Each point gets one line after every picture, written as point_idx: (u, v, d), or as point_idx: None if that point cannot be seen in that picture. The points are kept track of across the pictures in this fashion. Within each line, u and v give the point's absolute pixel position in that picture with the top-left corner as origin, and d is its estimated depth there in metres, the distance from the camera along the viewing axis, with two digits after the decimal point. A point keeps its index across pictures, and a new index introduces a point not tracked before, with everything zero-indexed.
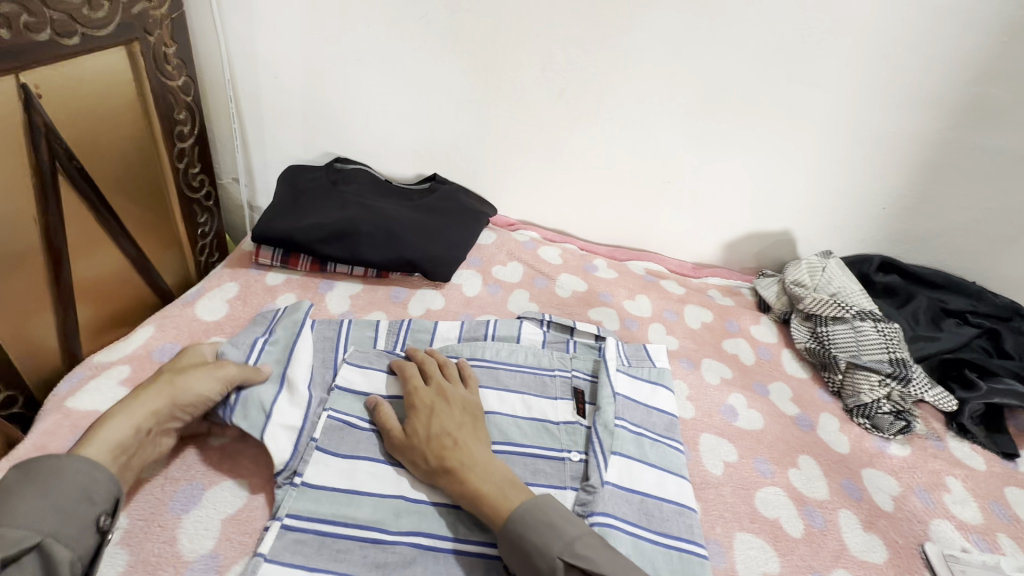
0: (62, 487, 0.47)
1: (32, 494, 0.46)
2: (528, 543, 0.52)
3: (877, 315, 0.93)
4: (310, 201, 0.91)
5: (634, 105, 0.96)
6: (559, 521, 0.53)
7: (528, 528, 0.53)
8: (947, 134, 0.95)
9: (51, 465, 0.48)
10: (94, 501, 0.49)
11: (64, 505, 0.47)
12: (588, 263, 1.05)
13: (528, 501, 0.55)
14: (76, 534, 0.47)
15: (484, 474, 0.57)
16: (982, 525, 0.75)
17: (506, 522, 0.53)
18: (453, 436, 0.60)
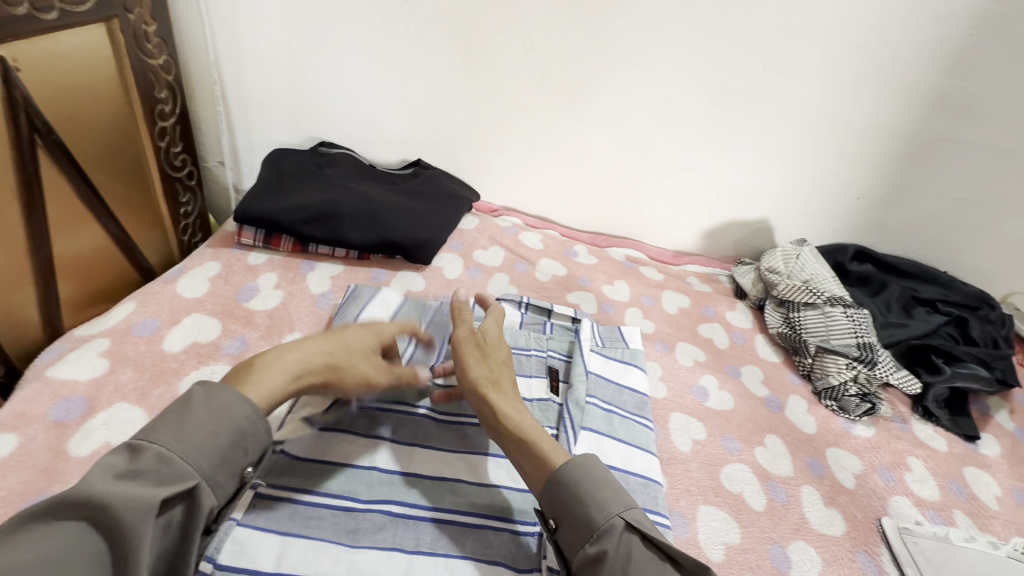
0: (224, 430, 0.45)
1: (198, 431, 0.44)
2: (589, 494, 0.52)
3: (848, 301, 0.95)
4: (293, 183, 0.92)
5: (614, 93, 0.98)
6: (614, 483, 0.54)
7: (588, 480, 0.53)
8: (917, 125, 0.97)
9: (218, 403, 0.46)
10: (246, 451, 0.47)
11: (224, 451, 0.45)
12: (569, 249, 1.07)
13: (586, 458, 0.56)
14: (223, 480, 0.45)
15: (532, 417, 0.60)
16: (940, 501, 0.78)
17: (566, 467, 0.54)
18: (513, 381, 0.64)
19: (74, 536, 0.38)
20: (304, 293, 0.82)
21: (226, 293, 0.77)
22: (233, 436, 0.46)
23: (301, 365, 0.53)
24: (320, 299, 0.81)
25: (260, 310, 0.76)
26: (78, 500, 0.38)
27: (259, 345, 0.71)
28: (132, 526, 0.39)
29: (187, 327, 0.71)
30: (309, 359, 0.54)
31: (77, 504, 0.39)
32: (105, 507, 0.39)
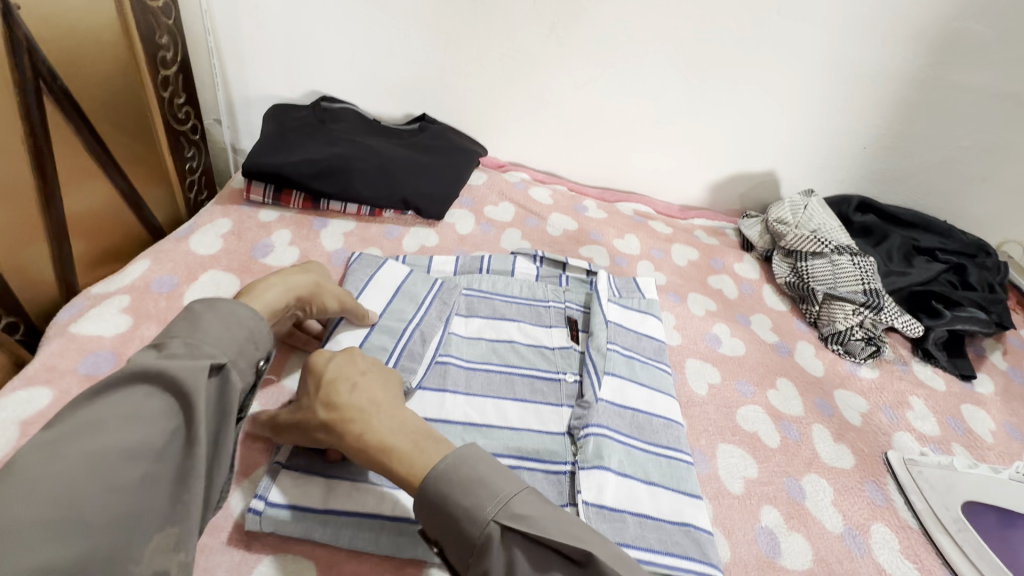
0: (237, 325, 0.49)
1: (216, 327, 0.48)
2: (455, 502, 0.45)
3: (854, 250, 0.96)
4: (298, 138, 0.90)
5: (625, 42, 0.95)
6: (493, 477, 0.46)
7: (455, 487, 0.45)
8: (928, 71, 0.97)
9: (222, 310, 0.49)
10: (257, 346, 0.50)
11: (241, 341, 0.49)
12: (578, 204, 1.07)
13: (450, 456, 0.47)
14: (246, 368, 0.48)
15: (388, 425, 0.50)
16: (939, 435, 0.82)
17: (427, 482, 0.46)
18: (352, 382, 0.52)
19: (132, 403, 0.41)
20: (319, 250, 0.81)
21: (241, 250, 0.76)
22: (247, 333, 0.49)
23: (292, 285, 0.61)
24: (334, 257, 0.80)
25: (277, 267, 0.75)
26: (132, 374, 0.42)
27: None
28: (185, 388, 0.42)
29: (204, 284, 0.70)
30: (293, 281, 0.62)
31: (132, 377, 0.42)
32: (157, 378, 0.42)
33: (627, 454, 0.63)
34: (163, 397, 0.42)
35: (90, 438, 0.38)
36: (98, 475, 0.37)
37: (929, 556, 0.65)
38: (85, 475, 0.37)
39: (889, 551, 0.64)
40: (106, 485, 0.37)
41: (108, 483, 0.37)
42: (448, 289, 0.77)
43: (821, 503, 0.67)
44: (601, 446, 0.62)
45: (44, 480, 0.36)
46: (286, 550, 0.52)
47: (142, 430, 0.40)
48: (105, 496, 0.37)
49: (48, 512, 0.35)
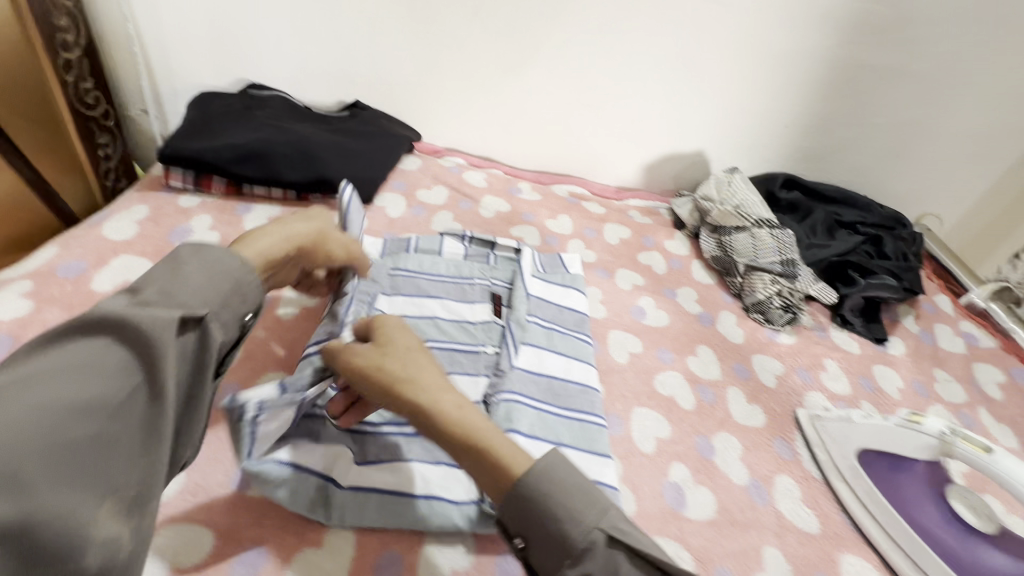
0: (221, 274, 0.44)
1: (197, 278, 0.42)
2: (557, 503, 0.43)
3: (773, 223, 1.01)
4: (222, 124, 0.89)
5: (547, 25, 0.97)
6: (587, 485, 0.45)
7: (555, 488, 0.44)
8: (837, 50, 1.01)
9: (207, 259, 0.44)
10: (245, 300, 0.45)
11: (225, 291, 0.43)
12: (513, 186, 1.09)
13: (546, 458, 0.45)
14: (229, 323, 0.44)
15: (481, 415, 0.46)
16: (849, 394, 0.87)
17: (528, 480, 0.43)
18: (437, 362, 0.49)
19: (89, 355, 0.36)
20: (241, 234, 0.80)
21: (157, 235, 0.76)
22: (233, 285, 0.44)
23: (291, 234, 0.55)
24: None
25: None
26: (92, 321, 0.37)
27: None
28: (153, 342, 0.38)
29: (115, 268, 0.70)
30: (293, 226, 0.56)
31: (94, 324, 0.37)
32: (123, 328, 0.37)
33: (538, 418, 0.66)
34: (128, 349, 0.37)
35: (39, 390, 0.34)
36: (49, 428, 0.33)
37: (828, 503, 0.69)
38: (34, 426, 0.32)
39: (790, 501, 0.68)
40: (59, 440, 0.33)
41: (61, 438, 0.33)
42: (375, 267, 0.78)
43: (729, 459, 0.71)
44: (512, 411, 0.64)
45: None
46: (185, 520, 0.52)
47: (101, 383, 0.36)
48: (57, 452, 0.33)
49: None
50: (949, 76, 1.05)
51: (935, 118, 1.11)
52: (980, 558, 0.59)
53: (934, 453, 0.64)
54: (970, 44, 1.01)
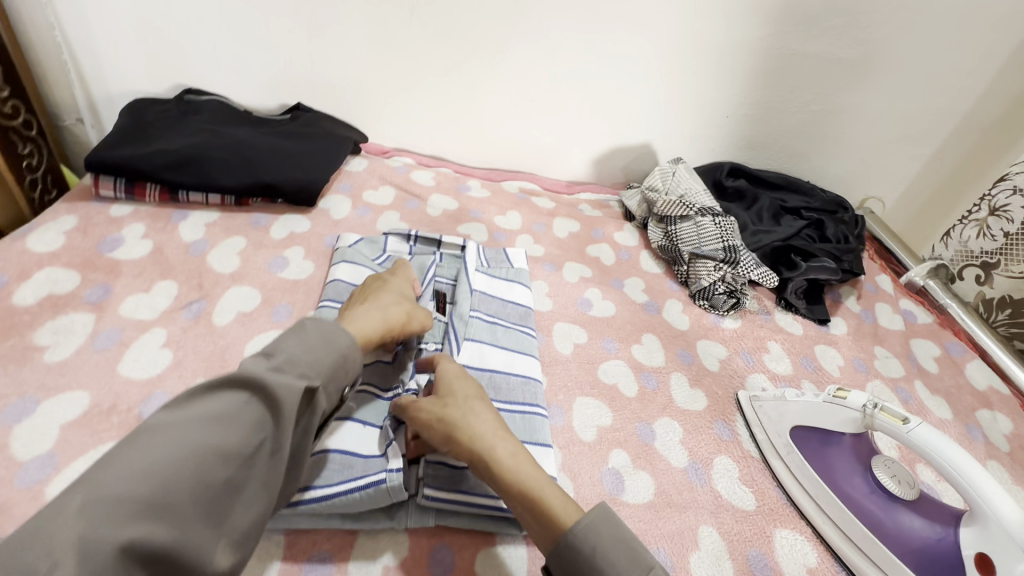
0: (337, 346, 0.50)
1: (318, 345, 0.49)
2: (601, 559, 0.46)
3: (715, 211, 1.03)
4: (155, 131, 0.88)
5: (486, 23, 0.98)
6: (632, 540, 0.47)
7: (601, 542, 0.47)
8: (770, 40, 1.04)
9: (326, 327, 0.51)
10: (347, 374, 0.51)
11: (337, 362, 0.50)
12: (462, 184, 1.09)
13: (595, 512, 0.48)
14: (333, 392, 0.50)
15: (533, 466, 0.52)
16: (790, 373, 0.89)
17: (577, 530, 0.47)
18: (495, 413, 0.57)
19: (233, 407, 0.42)
20: (175, 242, 0.79)
21: (85, 246, 0.75)
22: (342, 356, 0.50)
23: (389, 315, 0.61)
24: (192, 248, 0.79)
25: (126, 261, 0.74)
26: (240, 379, 0.43)
27: (127, 294, 0.70)
28: (281, 405, 0.44)
29: (40, 281, 0.69)
30: (383, 300, 0.64)
31: (238, 383, 0.43)
32: (260, 389, 0.44)
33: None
34: (263, 408, 0.43)
35: (192, 432, 0.40)
36: (194, 472, 0.39)
37: (765, 480, 0.71)
38: (186, 468, 0.39)
39: (727, 480, 0.69)
40: (200, 484, 0.39)
41: (202, 482, 0.39)
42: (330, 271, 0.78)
43: (669, 442, 0.72)
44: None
45: (142, 465, 0.37)
46: None
47: (237, 434, 0.42)
48: (196, 492, 0.39)
49: (144, 495, 0.36)
50: (876, 63, 1.09)
51: (864, 105, 1.15)
52: (900, 521, 0.62)
53: (858, 425, 0.66)
54: (895, 31, 1.04)
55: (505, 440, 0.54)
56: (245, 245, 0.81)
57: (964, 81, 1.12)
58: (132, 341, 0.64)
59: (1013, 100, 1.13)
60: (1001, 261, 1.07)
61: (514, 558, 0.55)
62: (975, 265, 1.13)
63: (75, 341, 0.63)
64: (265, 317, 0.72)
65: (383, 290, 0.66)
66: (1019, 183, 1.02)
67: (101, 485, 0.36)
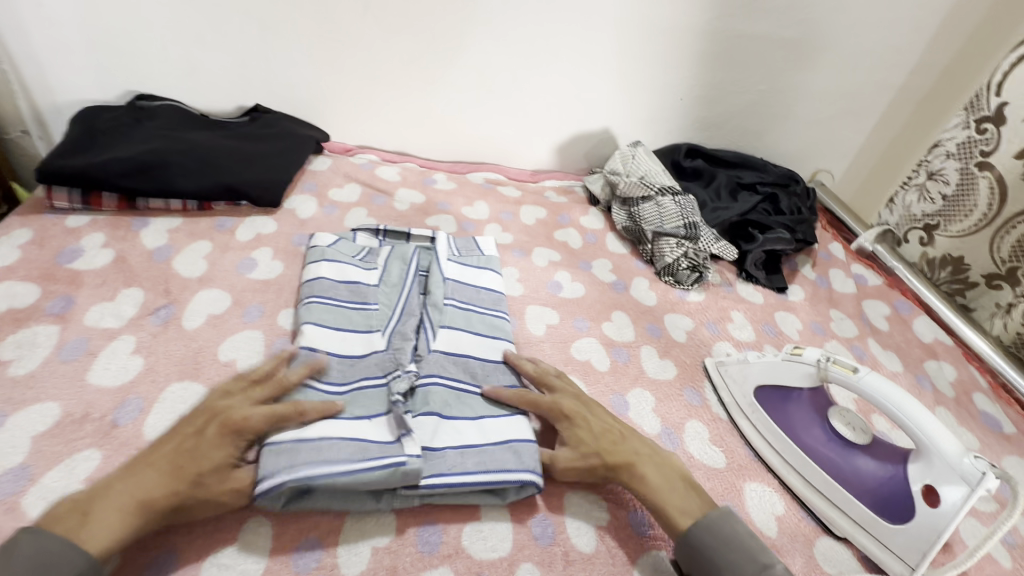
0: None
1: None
2: (718, 555, 0.54)
3: (675, 190, 1.07)
4: (109, 138, 0.86)
5: (439, 17, 0.99)
6: (748, 541, 0.55)
7: (725, 537, 0.55)
8: (715, 24, 1.08)
9: (41, 553, 0.43)
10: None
11: None
12: (427, 178, 1.10)
13: (715, 516, 0.57)
14: None
15: (660, 473, 0.60)
16: (753, 340, 0.94)
17: (701, 528, 0.56)
18: (621, 433, 0.63)
19: None
20: (138, 249, 0.78)
21: (44, 258, 0.73)
22: None
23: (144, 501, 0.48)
24: (155, 254, 0.78)
25: (87, 271, 0.73)
26: None
27: (92, 303, 0.69)
28: None
29: None
30: (148, 492, 0.48)
31: None
32: None
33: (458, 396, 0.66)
34: None
35: None
36: None
37: (734, 439, 0.74)
38: None
39: (699, 442, 0.73)
40: None
41: None
42: (306, 266, 0.77)
43: (642, 411, 0.75)
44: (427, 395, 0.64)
45: None
46: None
47: None
48: None
49: None
50: (816, 41, 1.14)
51: (808, 82, 1.21)
52: (856, 464, 0.66)
53: (813, 379, 0.70)
54: (831, 10, 1.10)
55: (634, 450, 0.62)
56: (212, 249, 0.81)
57: (898, 55, 1.18)
58: (100, 350, 0.64)
59: (942, 70, 1.21)
60: (940, 222, 1.14)
61: (501, 529, 0.57)
62: (918, 229, 1.20)
63: (40, 353, 0.62)
64: (237, 318, 0.71)
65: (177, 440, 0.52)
66: (952, 149, 1.11)
67: None
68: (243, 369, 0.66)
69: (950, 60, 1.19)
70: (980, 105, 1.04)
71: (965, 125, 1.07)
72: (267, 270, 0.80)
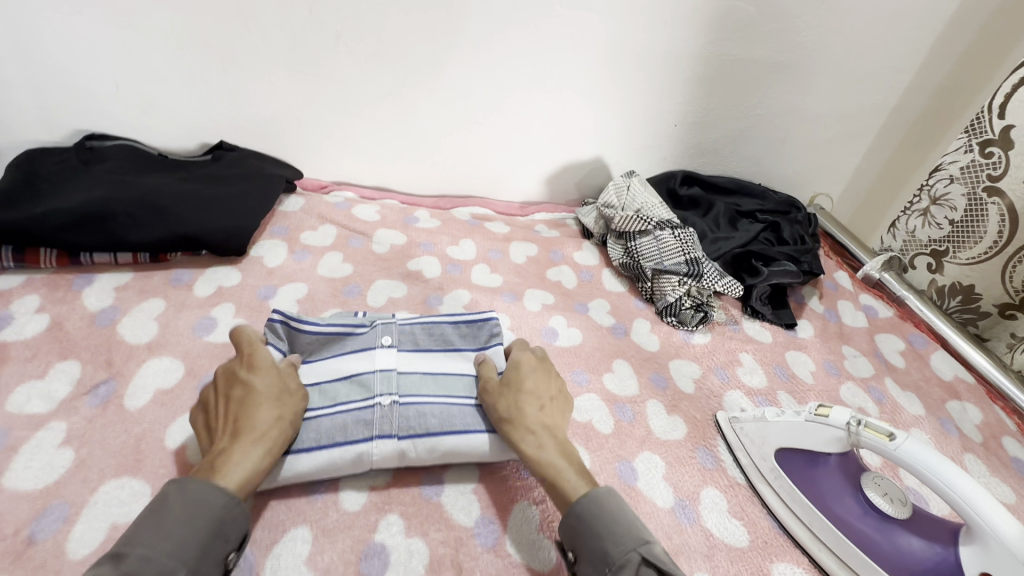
0: (209, 514, 0.45)
1: (178, 527, 0.43)
2: (603, 527, 0.49)
3: (674, 223, 1.00)
4: (49, 186, 0.77)
5: (417, 46, 0.92)
6: (624, 520, 0.50)
7: (605, 513, 0.50)
8: (709, 48, 1.03)
9: (195, 495, 0.45)
10: (227, 539, 0.46)
11: (208, 536, 0.44)
12: (408, 216, 1.03)
13: (596, 493, 0.52)
14: (212, 568, 0.44)
15: (560, 447, 0.56)
16: (766, 387, 0.86)
17: (580, 501, 0.51)
18: (542, 403, 0.59)
19: (191, 516, 0.44)
20: (78, 313, 0.70)
21: None
22: (215, 523, 0.45)
23: (262, 434, 0.51)
24: (98, 318, 0.69)
25: (16, 343, 0.65)
26: (156, 515, 0.44)
27: (19, 383, 0.60)
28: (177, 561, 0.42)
29: None
30: (251, 423, 0.51)
31: (159, 514, 0.44)
32: (165, 530, 0.43)
33: (429, 379, 0.63)
34: (186, 539, 0.43)
35: (161, 524, 0.43)
36: (173, 541, 0.43)
37: (755, 509, 0.67)
38: (174, 533, 0.43)
39: (717, 515, 0.65)
40: (172, 537, 0.43)
41: (191, 545, 0.43)
42: None
43: (652, 481, 0.67)
44: (394, 377, 0.61)
45: (168, 528, 0.43)
46: None
47: (182, 538, 0.43)
48: (172, 539, 0.43)
49: (159, 546, 0.42)
50: (813, 62, 1.09)
51: (803, 105, 1.16)
52: (899, 543, 0.58)
53: (843, 444, 0.62)
54: (827, 32, 1.05)
55: (548, 415, 0.59)
56: (165, 309, 0.72)
57: (895, 76, 1.14)
58: (22, 443, 0.55)
59: (939, 91, 1.17)
60: (949, 249, 1.08)
61: None
62: (926, 254, 1.14)
63: None
64: (188, 393, 0.62)
65: (235, 377, 0.54)
66: (955, 173, 1.04)
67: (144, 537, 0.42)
68: (192, 457, 0.56)
69: (946, 80, 1.15)
70: (982, 127, 0.98)
71: (968, 148, 1.01)
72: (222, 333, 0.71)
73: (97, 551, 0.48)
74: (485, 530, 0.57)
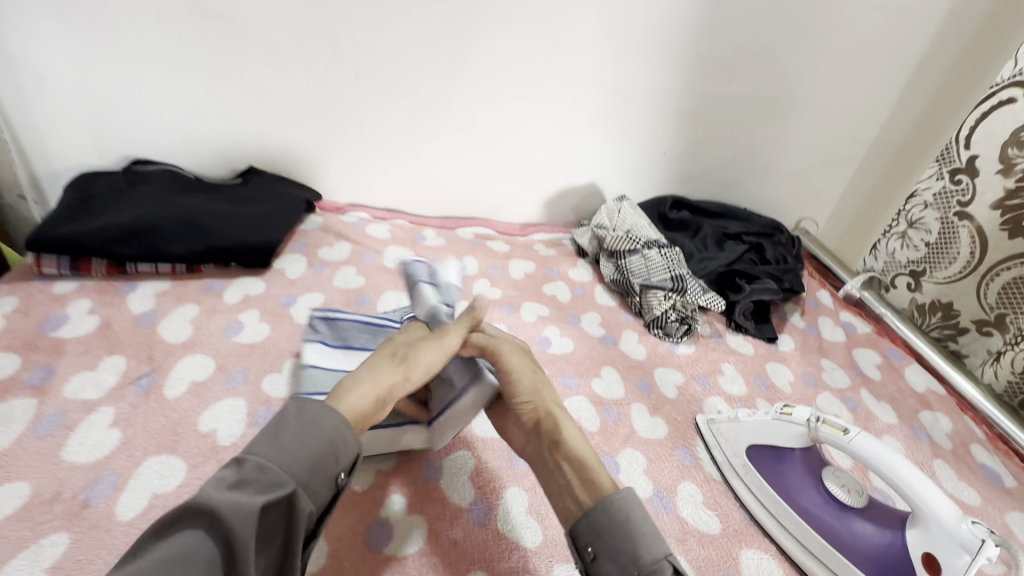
0: (322, 434, 0.47)
1: (295, 442, 0.46)
2: (632, 531, 0.49)
3: (661, 243, 1.09)
4: (101, 203, 0.88)
5: (427, 85, 1.03)
6: (650, 524, 0.50)
7: (632, 516, 0.50)
8: (693, 85, 1.13)
9: (314, 413, 0.48)
10: (339, 460, 0.48)
11: (319, 454, 0.46)
12: (417, 235, 1.12)
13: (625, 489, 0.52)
14: (321, 485, 0.46)
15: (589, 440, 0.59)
16: (746, 394, 0.93)
17: (612, 501, 0.51)
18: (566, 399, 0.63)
19: (303, 434, 0.47)
20: (124, 315, 0.79)
21: (27, 327, 0.74)
22: (327, 443, 0.47)
23: (379, 374, 0.57)
24: (141, 319, 0.78)
25: (70, 339, 0.74)
26: (278, 427, 0.47)
27: (73, 374, 0.69)
28: (289, 474, 0.44)
29: None
30: (377, 364, 0.58)
31: (279, 428, 0.47)
32: (281, 443, 0.46)
33: None
34: (299, 455, 0.45)
35: (279, 439, 0.46)
36: (288, 453, 0.45)
37: (729, 502, 0.73)
38: (290, 448, 0.46)
39: (693, 506, 0.71)
40: (287, 449, 0.46)
41: (305, 461, 0.46)
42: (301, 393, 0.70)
43: (633, 474, 0.73)
44: None
45: (285, 442, 0.46)
46: None
47: (294, 454, 0.45)
48: (287, 451, 0.45)
49: (275, 458, 0.45)
50: (792, 98, 1.19)
51: (784, 136, 1.26)
52: (854, 528, 0.65)
53: (805, 440, 0.69)
54: (803, 71, 1.15)
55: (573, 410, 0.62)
56: (199, 313, 0.81)
57: (869, 110, 1.23)
58: (77, 423, 0.63)
59: (913, 124, 1.26)
60: (926, 269, 1.14)
61: None
62: (904, 275, 1.19)
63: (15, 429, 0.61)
64: (220, 385, 0.70)
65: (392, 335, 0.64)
66: (928, 199, 1.11)
67: (264, 447, 0.45)
68: (223, 439, 0.64)
69: (921, 114, 1.24)
70: (951, 156, 1.06)
71: (938, 175, 1.09)
72: (248, 335, 0.80)
73: (142, 514, 0.55)
74: (478, 511, 0.63)
